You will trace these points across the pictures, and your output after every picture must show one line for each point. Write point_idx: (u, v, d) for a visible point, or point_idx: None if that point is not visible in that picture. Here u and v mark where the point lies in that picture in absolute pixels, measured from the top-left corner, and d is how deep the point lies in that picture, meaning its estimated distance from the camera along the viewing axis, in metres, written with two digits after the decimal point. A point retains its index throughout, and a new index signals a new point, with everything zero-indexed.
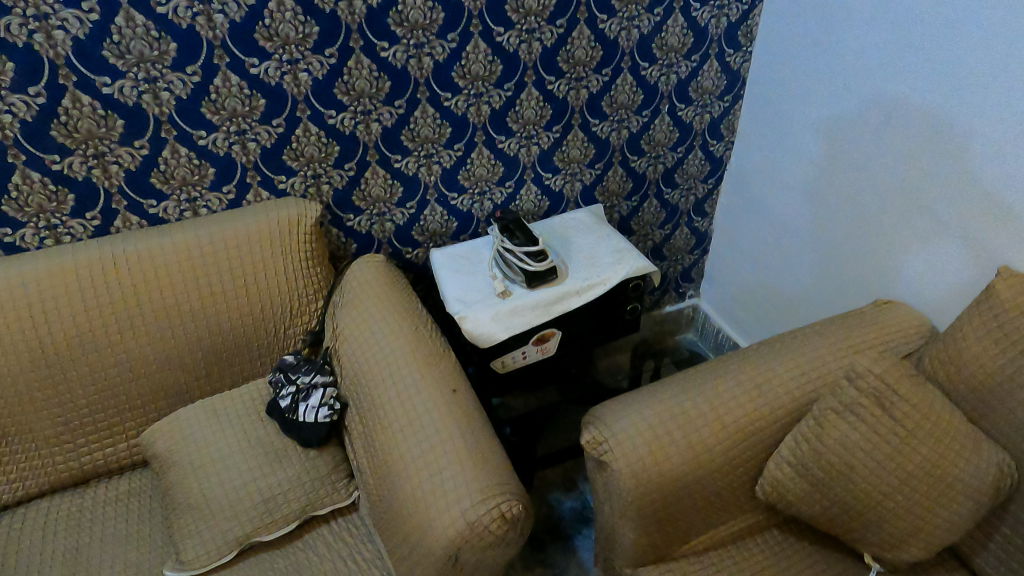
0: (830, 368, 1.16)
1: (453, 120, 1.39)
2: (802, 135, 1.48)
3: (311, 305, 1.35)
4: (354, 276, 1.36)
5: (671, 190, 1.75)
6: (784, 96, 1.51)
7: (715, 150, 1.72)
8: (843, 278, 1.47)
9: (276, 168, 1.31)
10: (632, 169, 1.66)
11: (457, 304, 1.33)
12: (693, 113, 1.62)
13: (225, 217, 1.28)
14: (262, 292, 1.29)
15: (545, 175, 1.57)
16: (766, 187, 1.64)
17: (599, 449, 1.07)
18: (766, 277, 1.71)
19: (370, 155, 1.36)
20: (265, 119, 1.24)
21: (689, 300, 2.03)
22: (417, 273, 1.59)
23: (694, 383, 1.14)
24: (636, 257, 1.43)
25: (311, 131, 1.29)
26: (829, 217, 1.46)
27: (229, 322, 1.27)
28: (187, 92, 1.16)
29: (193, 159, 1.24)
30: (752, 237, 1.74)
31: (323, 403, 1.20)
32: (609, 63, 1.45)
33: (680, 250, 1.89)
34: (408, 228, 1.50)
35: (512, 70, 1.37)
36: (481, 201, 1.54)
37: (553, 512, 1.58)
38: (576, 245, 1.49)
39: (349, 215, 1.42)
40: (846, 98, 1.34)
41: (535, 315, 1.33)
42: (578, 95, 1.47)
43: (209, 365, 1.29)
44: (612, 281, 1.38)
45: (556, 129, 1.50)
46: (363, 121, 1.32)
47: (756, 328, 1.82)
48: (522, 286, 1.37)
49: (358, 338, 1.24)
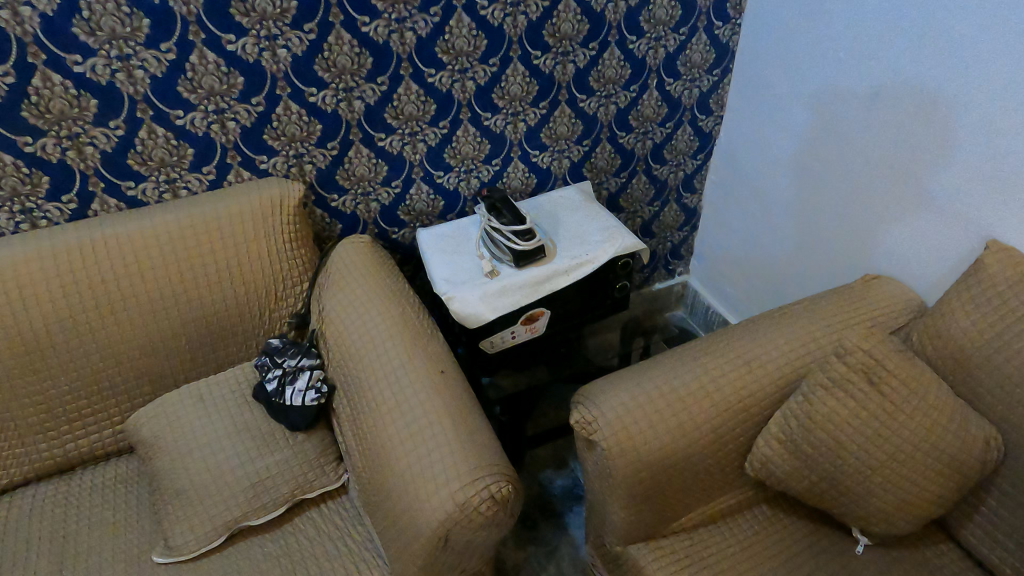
0: (818, 344, 1.15)
1: (437, 97, 1.36)
2: (792, 110, 1.46)
3: (295, 287, 1.33)
4: (341, 257, 1.35)
5: (660, 166, 1.73)
6: (772, 70, 1.49)
7: (704, 125, 1.70)
8: (832, 253, 1.47)
9: (257, 147, 1.28)
10: (620, 145, 1.64)
11: (444, 285, 1.32)
12: (681, 87, 1.59)
13: (205, 199, 1.26)
14: (244, 275, 1.27)
15: (532, 152, 1.54)
16: (754, 162, 1.62)
17: (588, 428, 1.06)
18: (753, 252, 1.71)
19: (353, 134, 1.34)
20: (243, 97, 1.21)
21: (678, 277, 2.03)
22: (404, 253, 1.56)
23: (683, 360, 1.14)
24: (624, 235, 1.42)
25: (292, 109, 1.26)
26: (817, 194, 1.46)
27: (213, 305, 1.26)
28: (162, 70, 1.13)
29: (171, 139, 1.20)
30: (739, 212, 1.73)
31: (310, 386, 1.18)
32: (595, 37, 1.42)
33: (668, 227, 1.88)
34: (394, 208, 1.48)
35: (496, 45, 1.34)
36: (467, 179, 1.51)
37: (543, 490, 1.58)
38: (564, 223, 1.47)
39: (333, 194, 1.40)
40: (836, 72, 1.32)
41: (523, 294, 1.32)
42: (564, 71, 1.44)
43: (194, 349, 1.27)
44: (600, 260, 1.37)
45: (543, 105, 1.48)
46: (345, 99, 1.29)
47: (743, 304, 1.82)
48: (510, 266, 1.35)
49: (345, 321, 1.23)
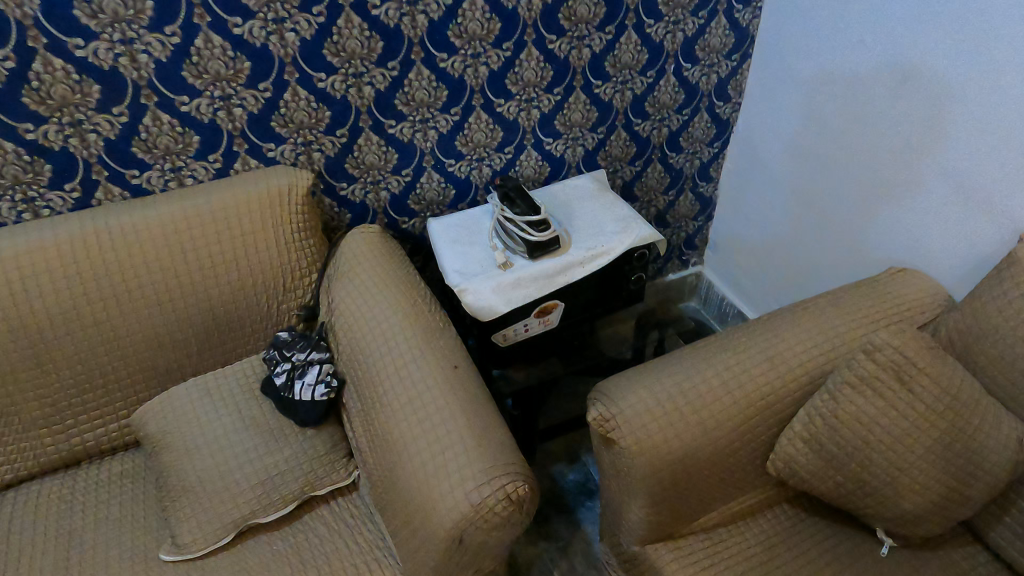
0: (843, 341, 1.12)
1: (449, 82, 1.32)
2: (811, 98, 1.42)
3: (303, 279, 1.31)
4: (349, 249, 1.33)
5: (676, 154, 1.68)
6: (792, 56, 1.44)
7: (721, 112, 1.65)
8: (853, 244, 1.43)
9: (264, 135, 1.24)
10: (635, 133, 1.59)
11: (456, 276, 1.29)
12: (699, 73, 1.55)
13: (212, 188, 1.23)
14: (251, 267, 1.24)
15: (546, 139, 1.50)
16: (771, 151, 1.59)
17: (606, 426, 1.03)
18: (770, 243, 1.68)
19: (363, 121, 1.30)
20: (250, 82, 1.17)
21: (691, 268, 1.99)
22: (415, 244, 1.53)
23: (704, 357, 1.10)
24: (641, 226, 1.38)
25: (300, 95, 1.22)
26: (838, 184, 1.42)
27: (219, 297, 1.23)
28: (166, 54, 1.09)
29: (176, 126, 1.17)
30: (756, 203, 1.69)
31: (320, 380, 1.15)
32: (612, 20, 1.38)
33: (683, 216, 1.84)
34: (404, 197, 1.44)
35: (510, 29, 1.30)
36: (479, 167, 1.47)
37: (556, 485, 1.57)
38: (579, 212, 1.43)
39: (342, 183, 1.36)
40: (859, 59, 1.28)
41: (537, 286, 1.29)
42: (580, 55, 1.40)
43: (201, 341, 1.24)
44: (617, 251, 1.34)
45: (557, 91, 1.43)
46: (355, 84, 1.25)
47: (759, 296, 1.79)
48: (523, 257, 1.32)
49: (356, 315, 1.21)
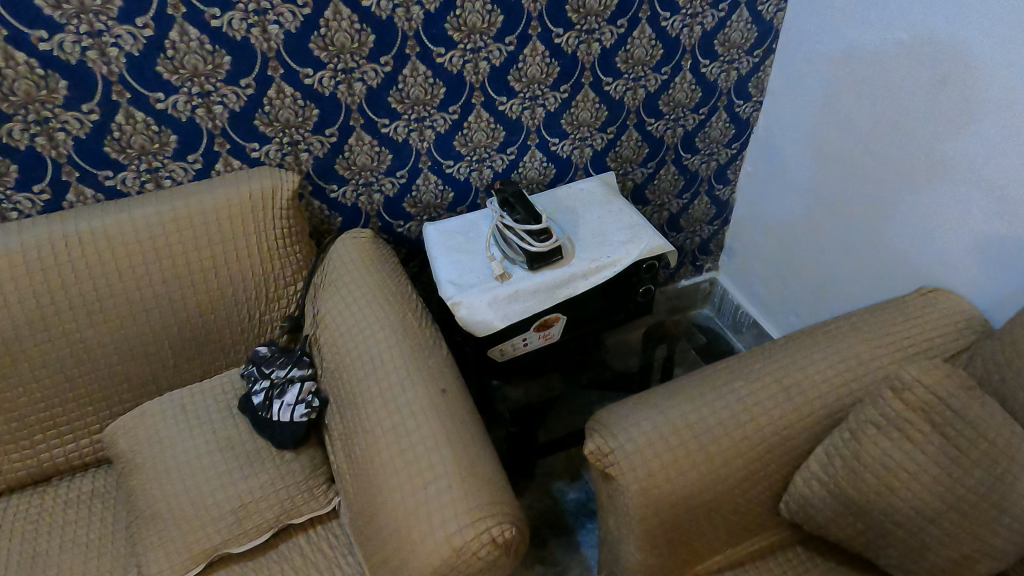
0: (867, 371, 1.02)
1: (447, 79, 1.23)
2: (839, 100, 1.32)
3: (289, 288, 1.23)
4: (338, 257, 1.25)
5: (691, 155, 1.58)
6: (820, 54, 1.34)
7: (741, 111, 1.55)
8: (878, 254, 1.33)
9: (247, 134, 1.16)
10: (648, 133, 1.49)
11: (450, 288, 1.20)
12: (718, 70, 1.44)
13: (190, 190, 1.15)
14: (231, 276, 1.17)
15: (551, 139, 1.41)
16: (794, 155, 1.48)
17: (604, 461, 0.95)
18: (789, 249, 1.58)
19: (353, 119, 1.21)
20: (231, 78, 1.09)
21: (705, 274, 1.89)
22: (410, 249, 1.45)
23: (713, 386, 1.01)
24: (650, 235, 1.28)
25: (285, 92, 1.14)
26: (866, 195, 1.32)
27: (197, 307, 1.16)
28: (138, 48, 1.01)
29: (151, 124, 1.09)
30: (776, 209, 1.59)
31: (299, 400, 1.08)
32: (624, 13, 1.28)
33: (698, 220, 1.74)
34: (399, 200, 1.36)
35: (513, 22, 1.21)
36: (479, 169, 1.38)
37: (556, 504, 1.49)
38: (584, 219, 1.34)
39: (332, 185, 1.28)
40: (893, 60, 1.17)
41: (537, 300, 1.21)
42: (588, 50, 1.30)
43: (178, 353, 1.18)
44: (623, 263, 1.24)
45: (564, 88, 1.34)
46: (345, 81, 1.16)
47: (777, 308, 1.69)
48: (523, 268, 1.23)
49: (342, 328, 1.14)
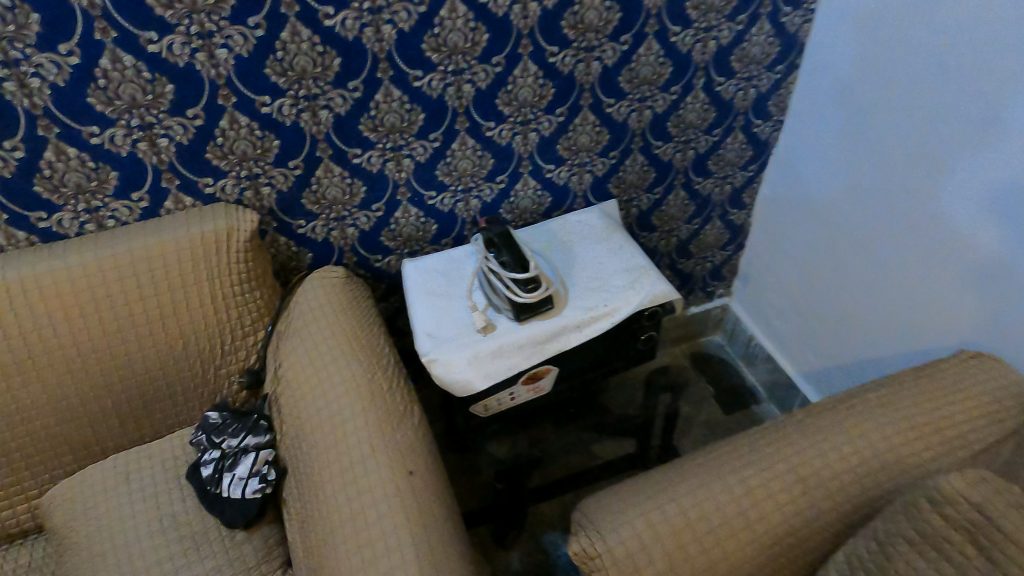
0: (898, 459, 0.89)
1: (426, 104, 1.09)
2: (874, 131, 1.17)
3: (250, 337, 1.11)
4: (303, 302, 1.12)
5: (703, 179, 1.43)
6: (852, 77, 1.19)
7: (759, 131, 1.39)
8: (909, 297, 1.20)
9: (199, 168, 1.03)
10: (654, 157, 1.34)
11: (427, 341, 1.08)
12: (734, 88, 1.29)
13: (134, 232, 1.02)
14: (181, 328, 1.05)
15: (546, 166, 1.26)
16: (820, 186, 1.34)
17: (590, 565, 0.83)
18: (809, 281, 1.45)
19: (320, 150, 1.08)
20: (176, 108, 0.96)
21: (717, 300, 1.74)
22: (390, 284, 1.32)
23: (718, 474, 0.89)
24: (652, 279, 1.15)
25: (240, 122, 1.01)
26: (901, 237, 1.18)
27: (143, 362, 1.04)
28: (64, 78, 0.88)
29: (86, 161, 0.96)
30: (799, 241, 1.44)
31: (252, 473, 0.97)
32: (628, 28, 1.13)
33: (709, 246, 1.59)
34: (375, 234, 1.23)
35: (501, 40, 1.06)
36: (465, 200, 1.25)
37: (548, 558, 1.38)
38: (581, 258, 1.20)
39: (299, 220, 1.15)
40: (939, 92, 1.03)
41: (524, 356, 1.08)
42: (588, 70, 1.16)
43: (124, 411, 1.06)
44: (622, 313, 1.11)
45: (560, 111, 1.19)
46: (308, 109, 1.03)
47: (797, 347, 1.55)
48: (509, 317, 1.10)
49: (303, 389, 1.01)
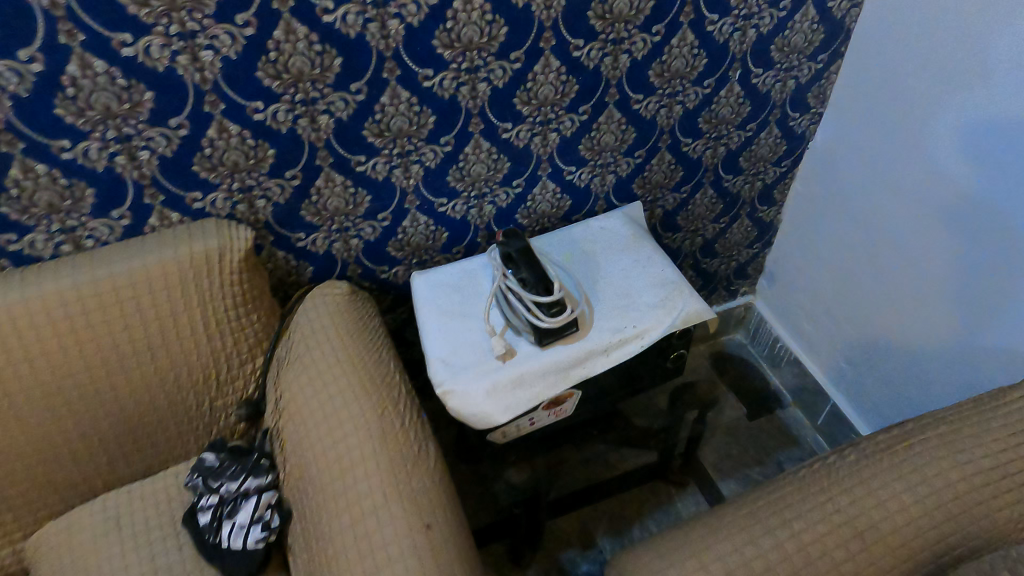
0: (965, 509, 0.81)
1: (437, 106, 0.98)
2: (921, 125, 1.08)
3: (247, 363, 1.02)
4: (305, 325, 1.02)
5: (733, 176, 1.33)
6: (901, 68, 1.09)
7: (796, 125, 1.28)
8: (953, 300, 1.11)
9: (185, 182, 0.92)
10: (683, 154, 1.24)
11: (441, 368, 0.98)
12: (772, 79, 1.18)
13: (116, 253, 0.92)
14: (172, 359, 0.96)
15: (566, 168, 1.16)
16: (861, 187, 1.24)
17: None
18: (839, 280, 1.36)
19: (320, 158, 0.97)
20: (157, 118, 0.85)
21: (740, 298, 1.66)
22: (398, 296, 1.22)
23: (768, 527, 0.80)
24: (685, 297, 1.05)
25: (230, 131, 0.90)
26: (944, 235, 1.09)
27: (131, 395, 0.95)
28: (27, 87, 0.77)
29: (58, 178, 0.86)
30: (835, 244, 1.35)
31: (254, 520, 0.89)
32: (661, 18, 1.01)
33: (736, 245, 1.49)
34: (382, 244, 1.12)
35: (521, 34, 0.95)
36: (479, 206, 1.14)
37: None
38: (605, 271, 1.10)
39: (298, 233, 1.05)
40: (1009, 92, 0.93)
41: (546, 383, 0.99)
42: (615, 64, 1.04)
43: (112, 447, 0.97)
44: (652, 335, 1.02)
45: (583, 110, 1.08)
46: (306, 114, 0.92)
47: (828, 353, 1.46)
48: (530, 341, 1.01)
49: (307, 426, 0.92)
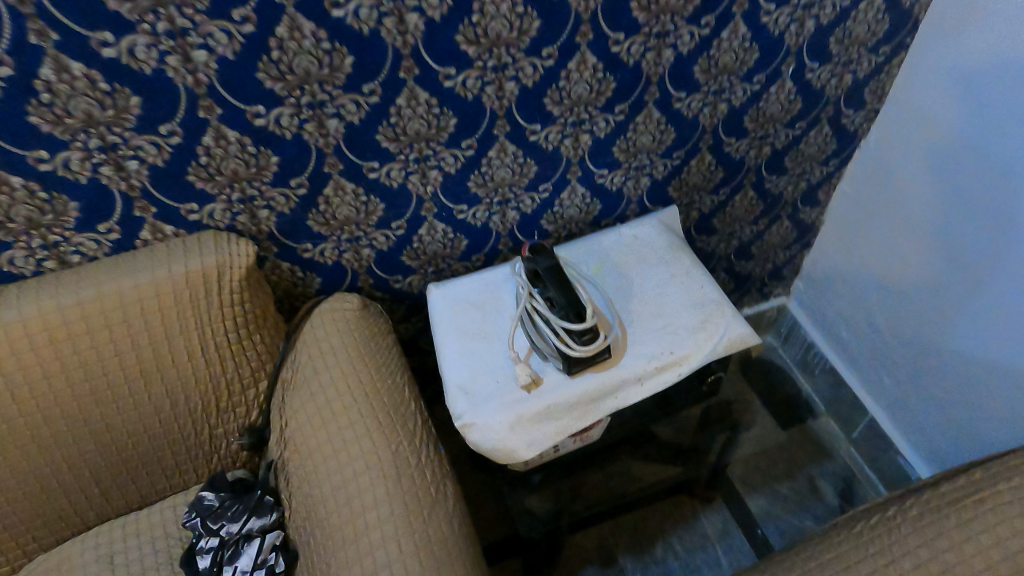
0: None
1: (459, 107, 0.88)
2: (994, 129, 0.96)
3: (250, 387, 0.95)
4: (311, 345, 0.94)
5: (777, 177, 1.22)
6: (973, 63, 0.96)
7: (848, 122, 1.17)
8: (1016, 322, 1.01)
9: (179, 193, 0.83)
10: (724, 155, 1.13)
11: (460, 398, 0.90)
12: (828, 74, 1.06)
13: (103, 269, 0.83)
14: (168, 387, 0.88)
15: (598, 171, 1.05)
16: (918, 192, 1.13)
17: None
18: (886, 289, 1.26)
19: (329, 165, 0.88)
20: (146, 125, 0.75)
21: (773, 300, 1.56)
22: (412, 305, 1.14)
23: None
24: (727, 320, 0.96)
25: (228, 138, 0.80)
26: (1011, 251, 0.99)
27: (124, 423, 0.87)
28: None
29: (37, 191, 0.77)
30: (883, 251, 1.24)
31: (258, 563, 0.82)
32: (712, 8, 0.89)
33: (774, 246, 1.39)
34: (396, 254, 1.03)
35: (555, 27, 0.84)
36: (502, 212, 1.05)
37: None
38: (638, 287, 1.01)
39: (304, 244, 0.96)
40: None
41: (574, 416, 0.90)
42: (657, 59, 0.93)
43: (104, 478, 0.90)
44: (691, 363, 0.93)
45: (620, 109, 0.97)
46: (313, 118, 0.82)
47: (869, 364, 1.37)
48: (558, 368, 0.92)
49: (315, 463, 0.85)
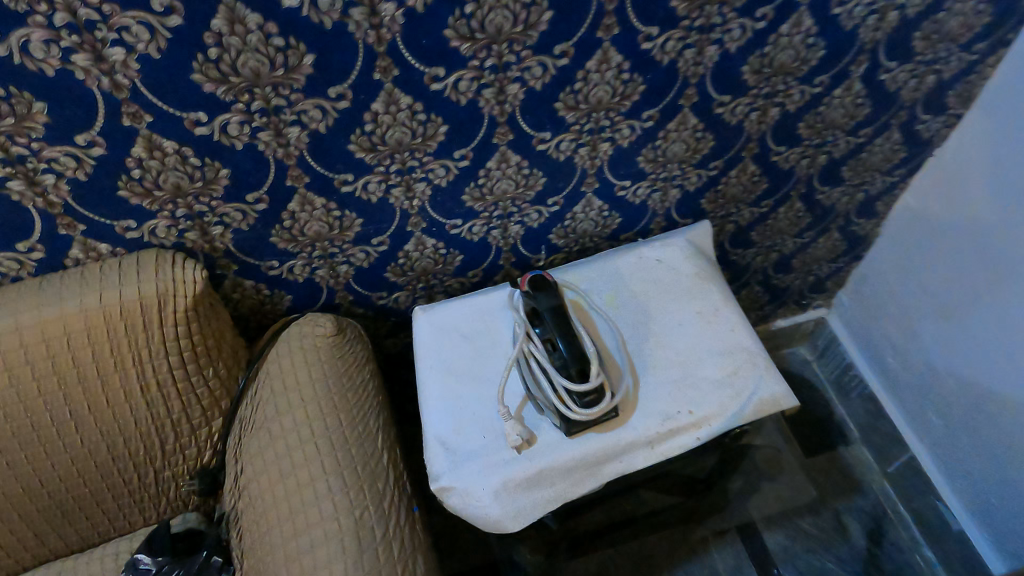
0: None
1: (451, 114, 0.72)
2: None
3: (205, 424, 0.83)
4: (271, 380, 0.81)
5: (829, 188, 1.05)
6: None
7: (923, 129, 0.98)
8: None
9: (110, 209, 0.70)
10: (771, 164, 0.96)
11: (439, 453, 0.78)
12: (906, 75, 0.88)
13: (23, 294, 0.71)
14: (103, 427, 0.77)
15: (619, 183, 0.89)
16: (992, 221, 0.94)
17: None
18: (943, 321, 1.09)
19: (292, 178, 0.73)
20: (58, 134, 0.61)
21: (812, 312, 1.40)
22: (399, 321, 1.01)
23: None
24: (759, 375, 0.81)
25: (163, 149, 0.66)
26: None
27: (56, 463, 0.77)
28: None
29: None
30: (948, 285, 1.06)
31: None
32: None
33: (818, 259, 1.22)
34: (378, 270, 0.90)
35: (571, 20, 0.67)
36: (503, 226, 0.90)
37: None
38: (658, 326, 0.86)
39: (269, 261, 0.82)
40: None
41: (570, 482, 0.77)
42: (699, 57, 0.75)
43: (38, 518, 0.80)
44: (712, 426, 0.78)
45: (649, 115, 0.81)
46: (269, 126, 0.67)
47: (916, 399, 1.21)
48: (554, 424, 0.79)
49: (267, 527, 0.74)
